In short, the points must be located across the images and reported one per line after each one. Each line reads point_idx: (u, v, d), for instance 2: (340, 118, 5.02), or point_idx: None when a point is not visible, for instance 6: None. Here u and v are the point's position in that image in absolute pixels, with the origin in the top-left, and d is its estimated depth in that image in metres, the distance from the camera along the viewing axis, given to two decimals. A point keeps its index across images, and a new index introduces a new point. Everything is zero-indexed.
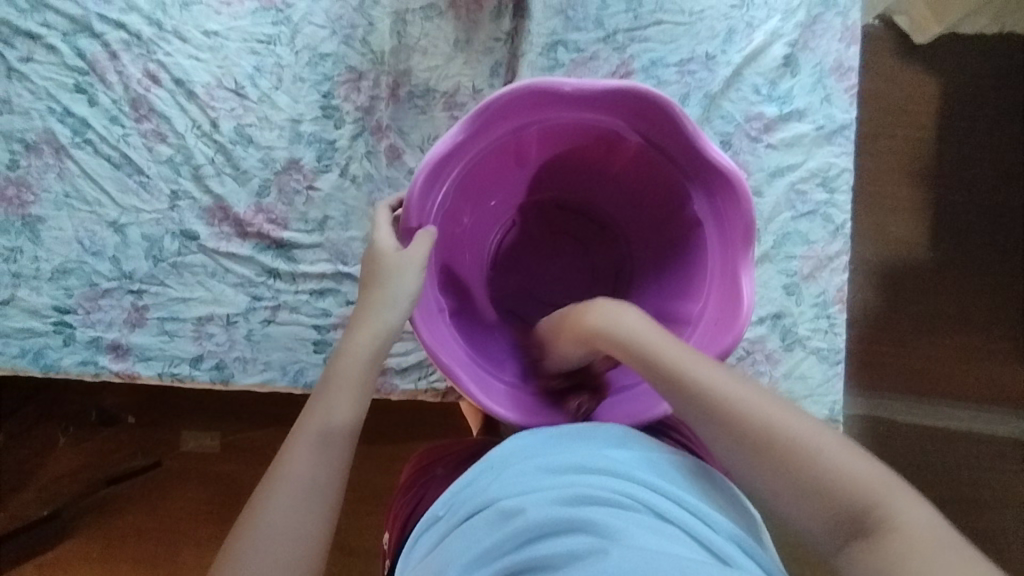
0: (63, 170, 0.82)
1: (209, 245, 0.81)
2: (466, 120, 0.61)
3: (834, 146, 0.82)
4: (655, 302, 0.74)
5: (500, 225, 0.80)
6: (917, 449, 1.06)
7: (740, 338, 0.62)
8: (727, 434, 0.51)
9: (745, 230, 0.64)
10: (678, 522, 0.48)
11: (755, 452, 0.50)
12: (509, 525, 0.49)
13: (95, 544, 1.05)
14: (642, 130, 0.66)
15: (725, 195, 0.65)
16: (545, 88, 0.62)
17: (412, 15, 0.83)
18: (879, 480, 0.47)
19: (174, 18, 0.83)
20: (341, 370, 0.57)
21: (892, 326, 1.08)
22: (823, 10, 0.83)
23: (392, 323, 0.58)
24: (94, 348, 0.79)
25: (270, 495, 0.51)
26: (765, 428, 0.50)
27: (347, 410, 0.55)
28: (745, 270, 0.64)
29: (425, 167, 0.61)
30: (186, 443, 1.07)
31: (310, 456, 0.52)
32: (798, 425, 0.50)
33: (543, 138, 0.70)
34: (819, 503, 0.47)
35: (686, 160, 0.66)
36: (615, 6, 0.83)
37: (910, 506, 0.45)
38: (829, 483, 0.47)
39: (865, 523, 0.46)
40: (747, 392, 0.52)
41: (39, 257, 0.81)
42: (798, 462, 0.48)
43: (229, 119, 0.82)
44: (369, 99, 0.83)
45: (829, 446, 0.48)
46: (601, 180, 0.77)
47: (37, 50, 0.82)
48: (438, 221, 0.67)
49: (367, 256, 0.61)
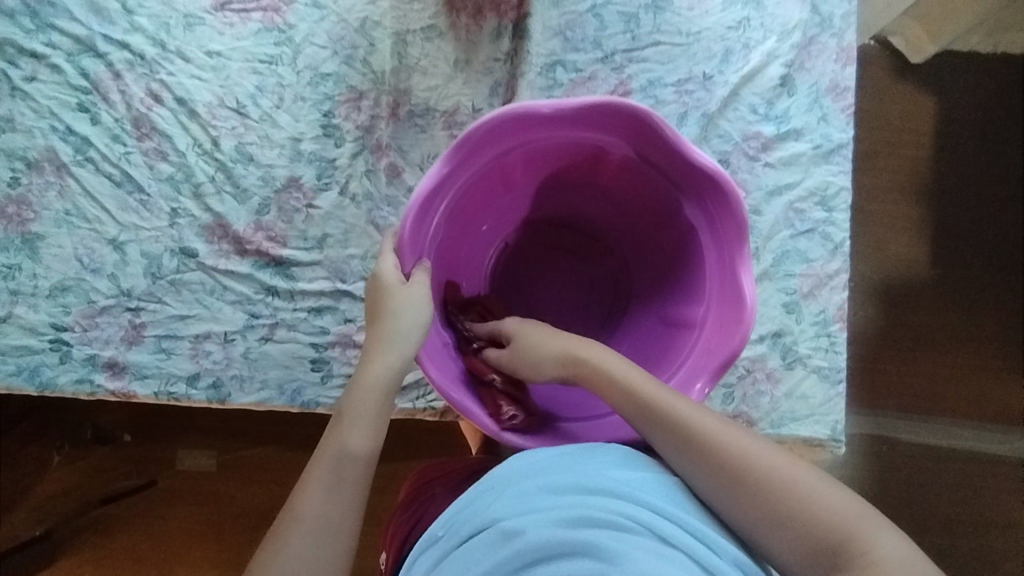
0: (64, 187, 0.82)
1: (208, 263, 0.81)
2: (448, 153, 0.61)
3: (832, 165, 0.83)
4: (659, 306, 0.74)
5: (494, 248, 0.80)
6: (917, 469, 1.05)
7: (748, 337, 0.62)
8: (701, 466, 0.52)
9: (738, 228, 0.64)
10: (680, 546, 0.47)
11: (729, 483, 0.50)
12: (510, 549, 0.48)
13: (87, 566, 1.03)
14: (626, 142, 0.66)
15: (714, 199, 0.65)
16: (525, 111, 0.62)
17: (413, 36, 0.84)
18: (853, 512, 0.47)
19: (177, 39, 0.84)
20: (355, 402, 0.57)
21: (893, 346, 1.07)
22: (818, 32, 0.84)
23: (405, 359, 0.59)
24: (90, 366, 0.79)
25: (285, 535, 0.50)
26: (736, 460, 0.51)
27: (363, 444, 0.55)
28: (743, 268, 0.63)
29: (413, 204, 0.61)
30: (183, 461, 1.05)
31: (324, 496, 0.52)
32: (771, 457, 0.50)
33: (528, 159, 0.70)
34: (792, 535, 0.47)
35: (672, 167, 0.66)
36: (613, 27, 0.84)
37: (883, 538, 0.45)
38: (801, 515, 0.47)
39: (838, 556, 0.46)
40: (720, 424, 0.53)
41: (38, 275, 0.81)
42: (769, 494, 0.49)
43: (230, 137, 0.83)
44: (370, 118, 0.83)
45: (802, 479, 0.49)
46: (590, 194, 0.77)
47: (41, 69, 0.83)
48: (433, 254, 0.67)
49: (374, 282, 0.60)
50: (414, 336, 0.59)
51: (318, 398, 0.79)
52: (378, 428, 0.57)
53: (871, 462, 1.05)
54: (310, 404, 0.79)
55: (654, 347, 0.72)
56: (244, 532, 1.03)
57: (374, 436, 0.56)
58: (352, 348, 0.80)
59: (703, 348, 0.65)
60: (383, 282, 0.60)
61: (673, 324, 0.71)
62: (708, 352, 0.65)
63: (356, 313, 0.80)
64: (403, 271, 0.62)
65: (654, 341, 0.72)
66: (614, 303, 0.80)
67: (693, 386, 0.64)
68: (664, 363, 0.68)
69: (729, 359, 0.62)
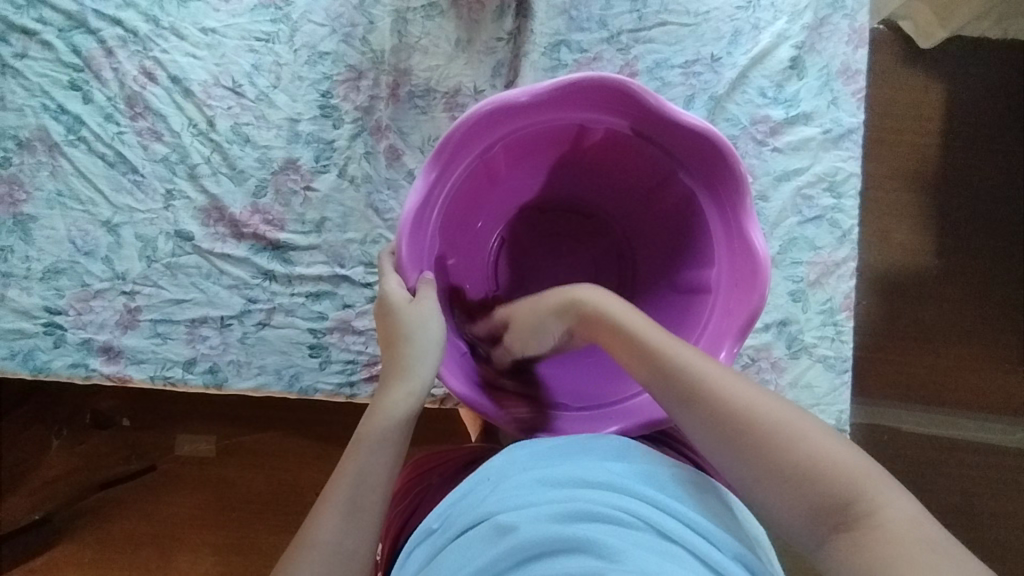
0: (56, 167, 0.80)
1: (204, 246, 0.79)
2: (429, 166, 0.59)
3: (841, 150, 0.81)
4: (669, 273, 0.72)
5: (493, 248, 0.78)
6: (912, 458, 1.03)
7: (768, 293, 0.59)
8: (700, 412, 0.49)
9: (737, 184, 0.61)
10: (681, 541, 0.46)
11: (732, 436, 0.47)
12: (504, 544, 0.47)
13: (85, 549, 1.03)
14: (611, 111, 0.64)
15: (711, 160, 0.62)
16: (500, 104, 0.60)
17: (413, 14, 0.82)
18: (867, 474, 0.43)
19: (171, 15, 0.81)
20: (373, 425, 0.54)
21: (894, 336, 1.06)
22: (830, 12, 0.82)
23: (425, 381, 0.57)
24: (85, 350, 0.78)
25: (296, 564, 0.48)
26: (745, 413, 0.47)
27: (380, 468, 0.52)
28: (749, 223, 0.61)
29: (404, 221, 0.59)
30: (181, 446, 1.05)
31: (339, 523, 0.50)
32: (776, 409, 0.47)
33: (512, 149, 0.68)
34: (791, 485, 0.44)
35: (664, 132, 0.64)
36: (620, 6, 0.82)
37: (893, 502, 0.42)
38: (805, 471, 0.44)
39: (844, 511, 0.42)
40: (722, 373, 0.50)
41: (30, 257, 0.79)
42: (770, 443, 0.45)
43: (226, 117, 0.81)
44: (369, 99, 0.81)
45: (822, 441, 0.45)
46: (581, 170, 0.75)
47: (32, 46, 0.81)
48: (433, 264, 0.65)
49: (381, 301, 0.59)
50: (431, 355, 0.57)
51: (316, 384, 0.78)
52: (398, 453, 0.54)
53: (871, 453, 1.03)
54: (308, 390, 0.78)
55: (670, 317, 0.70)
56: (243, 515, 1.03)
57: (393, 463, 0.53)
58: (351, 334, 0.78)
59: (720, 313, 0.63)
60: (393, 302, 0.58)
61: (687, 292, 0.69)
62: (728, 313, 0.63)
63: (355, 299, 0.79)
64: (408, 287, 0.60)
65: (669, 311, 0.71)
66: (622, 278, 0.78)
67: (718, 351, 0.61)
68: (683, 332, 0.66)
69: (752, 316, 0.60)
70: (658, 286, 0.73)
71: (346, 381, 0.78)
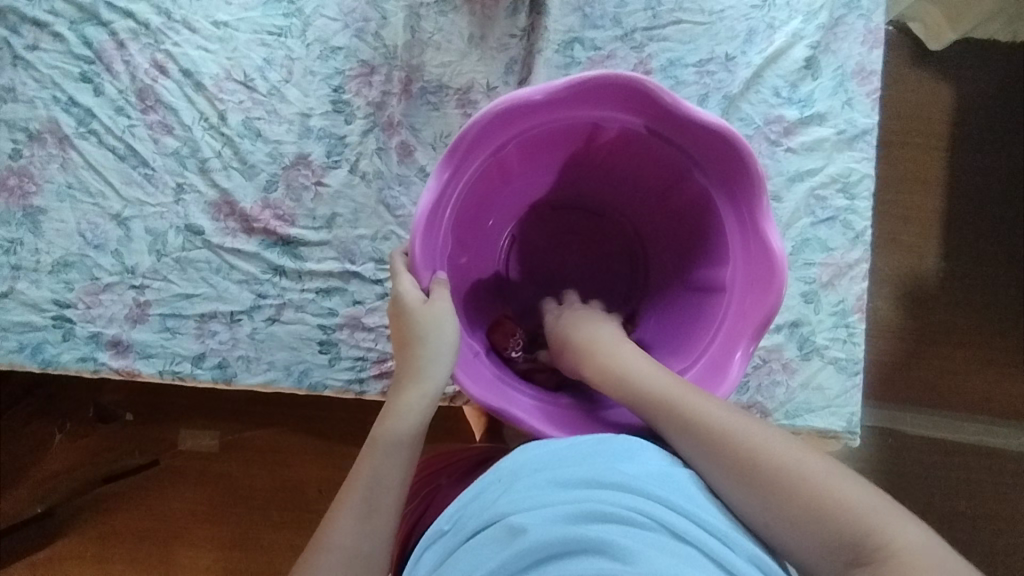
0: (66, 160, 0.80)
1: (214, 240, 0.79)
2: (444, 163, 0.59)
3: (855, 151, 0.81)
4: (682, 272, 0.72)
5: (504, 247, 0.77)
6: (920, 461, 1.03)
7: (784, 292, 0.60)
8: (716, 460, 0.50)
9: (754, 184, 0.61)
10: (695, 542, 0.46)
11: (743, 474, 0.48)
12: (515, 547, 0.46)
13: (89, 543, 1.03)
14: (630, 110, 0.63)
15: (728, 160, 0.62)
16: (515, 102, 0.60)
17: (426, 9, 0.81)
18: (880, 511, 0.44)
19: (183, 8, 0.81)
20: (387, 426, 0.54)
21: (904, 339, 1.06)
22: (845, 12, 0.82)
23: (438, 383, 0.56)
24: (93, 344, 0.77)
25: (312, 565, 0.48)
26: (757, 452, 0.48)
27: (393, 470, 0.52)
28: (766, 222, 0.61)
29: (418, 218, 0.59)
30: (185, 441, 1.04)
31: (353, 526, 0.50)
32: (786, 450, 0.48)
33: (525, 147, 0.68)
34: (797, 521, 0.45)
35: (680, 132, 0.64)
36: (634, 4, 0.81)
37: (903, 536, 0.43)
38: (819, 508, 0.45)
39: (856, 547, 0.43)
40: (734, 415, 0.51)
41: (39, 249, 0.79)
42: (784, 488, 0.46)
43: (238, 112, 0.80)
44: (381, 94, 0.81)
45: (836, 479, 0.46)
46: (594, 168, 0.74)
47: (44, 38, 0.81)
48: (445, 262, 0.65)
49: (395, 302, 0.58)
50: (444, 356, 0.57)
51: (326, 380, 0.77)
52: (412, 454, 0.54)
53: (880, 456, 1.03)
54: (317, 386, 0.77)
55: (683, 318, 0.70)
56: (247, 510, 1.02)
57: (407, 465, 0.53)
58: (361, 330, 0.78)
59: (733, 313, 0.64)
60: (406, 303, 0.58)
61: (702, 291, 0.69)
62: (743, 314, 0.63)
63: (365, 296, 0.79)
64: (421, 287, 0.60)
65: (682, 312, 0.70)
66: (635, 276, 0.78)
67: (734, 350, 0.62)
68: (696, 332, 0.66)
69: (768, 316, 0.60)
70: (669, 289, 0.74)
71: (356, 377, 0.77)
